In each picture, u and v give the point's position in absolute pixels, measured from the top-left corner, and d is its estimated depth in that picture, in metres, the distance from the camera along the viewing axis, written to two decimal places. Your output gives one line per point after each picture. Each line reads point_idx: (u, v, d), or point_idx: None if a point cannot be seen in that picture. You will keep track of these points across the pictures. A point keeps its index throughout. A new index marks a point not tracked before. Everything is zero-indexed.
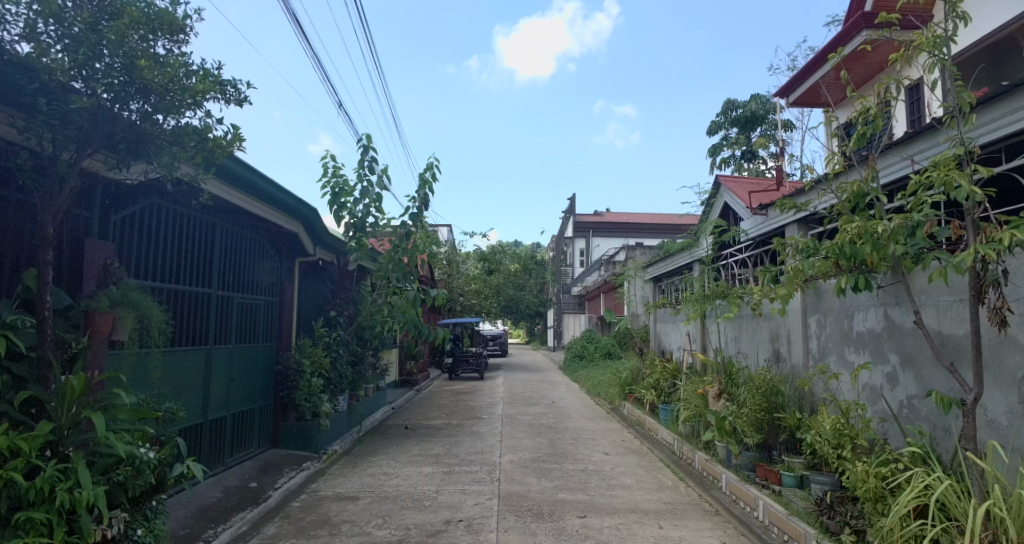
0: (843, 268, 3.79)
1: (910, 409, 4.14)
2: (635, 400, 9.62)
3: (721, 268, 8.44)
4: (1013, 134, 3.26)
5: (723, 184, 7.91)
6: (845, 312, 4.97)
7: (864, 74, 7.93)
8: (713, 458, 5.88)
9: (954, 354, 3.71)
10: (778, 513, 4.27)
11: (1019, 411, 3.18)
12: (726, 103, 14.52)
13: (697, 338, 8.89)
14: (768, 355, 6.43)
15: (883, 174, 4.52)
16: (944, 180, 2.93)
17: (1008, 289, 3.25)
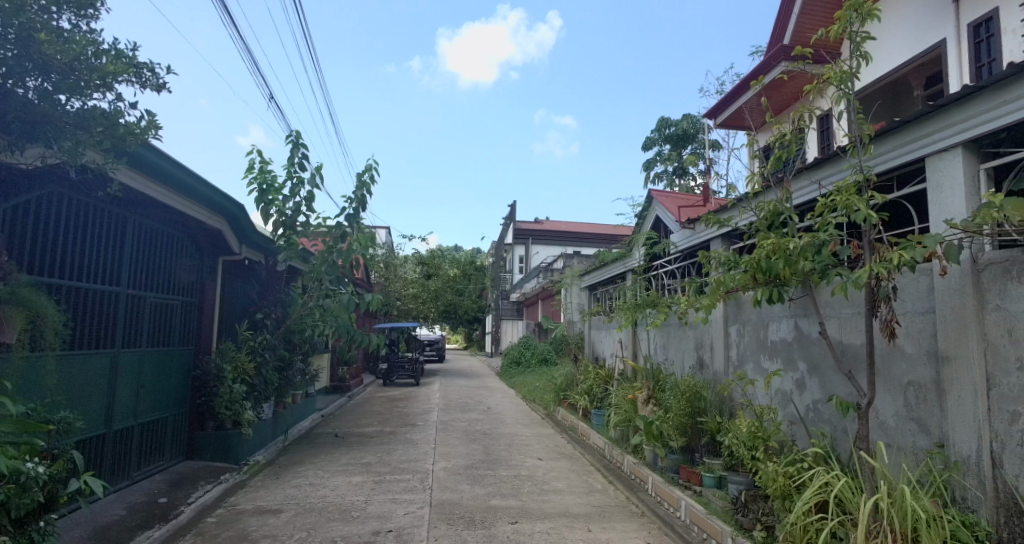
0: (759, 281, 4.08)
1: (815, 412, 4.48)
2: (569, 405, 9.82)
3: (652, 278, 8.79)
4: (905, 163, 3.62)
5: (655, 197, 8.25)
6: (761, 322, 5.32)
7: (781, 102, 8.53)
8: (642, 461, 6.10)
9: (852, 362, 4.07)
10: (698, 512, 4.49)
11: (904, 413, 3.53)
12: (660, 120, 15.18)
13: (629, 345, 9.20)
14: (693, 362, 6.77)
15: (796, 195, 4.88)
16: (846, 203, 3.22)
17: (897, 303, 3.61)
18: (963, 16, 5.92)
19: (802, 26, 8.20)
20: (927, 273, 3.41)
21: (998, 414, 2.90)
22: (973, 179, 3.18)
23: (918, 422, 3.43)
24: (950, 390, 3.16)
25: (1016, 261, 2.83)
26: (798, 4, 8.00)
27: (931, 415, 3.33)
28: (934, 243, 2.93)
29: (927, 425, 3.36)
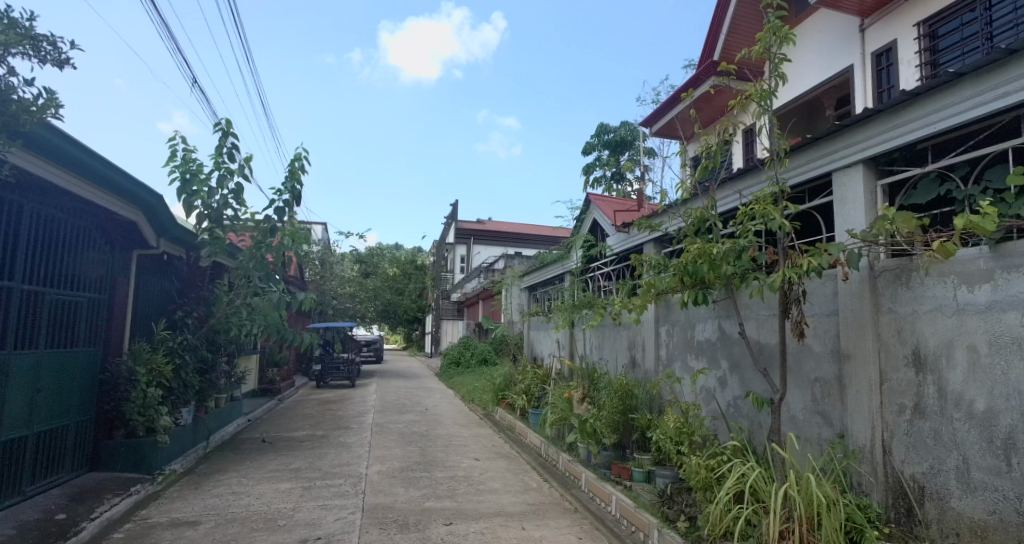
0: (686, 284, 4.29)
1: (735, 408, 4.77)
2: (508, 405, 9.91)
3: (589, 280, 9.01)
4: (815, 177, 3.91)
5: (592, 201, 8.46)
6: (688, 323, 5.60)
7: (710, 115, 9.00)
8: (576, 459, 6.25)
9: (767, 360, 4.36)
10: (628, 506, 4.66)
11: (811, 407, 3.83)
12: (599, 126, 15.60)
13: (565, 345, 9.39)
14: (626, 361, 7.01)
15: (721, 204, 5.16)
16: (763, 212, 3.46)
17: (806, 306, 3.91)
18: (866, 45, 6.47)
19: (729, 44, 8.68)
20: (832, 278, 3.71)
21: (889, 407, 3.21)
22: (871, 194, 3.50)
23: (823, 415, 3.72)
24: (850, 385, 3.45)
25: (905, 269, 3.16)
26: (726, 24, 8.47)
27: (834, 408, 3.64)
28: (838, 251, 3.19)
29: (830, 418, 3.66)
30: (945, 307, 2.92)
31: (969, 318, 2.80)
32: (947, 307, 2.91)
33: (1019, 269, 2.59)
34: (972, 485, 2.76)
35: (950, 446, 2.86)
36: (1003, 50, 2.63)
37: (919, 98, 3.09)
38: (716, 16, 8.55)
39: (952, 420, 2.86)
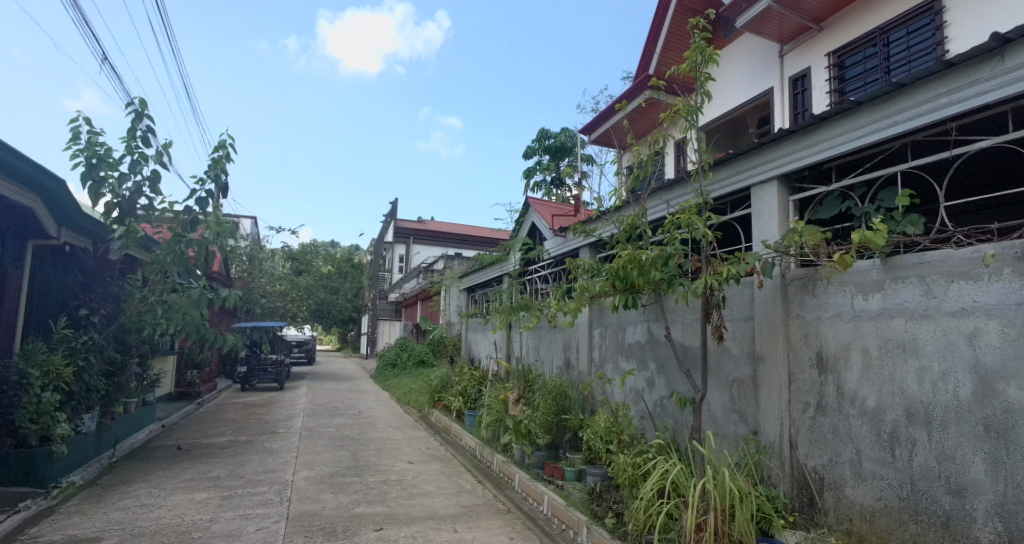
0: (618, 288, 4.46)
1: (661, 407, 5.00)
2: (443, 407, 9.85)
3: (526, 283, 9.13)
4: (735, 190, 4.17)
5: (531, 205, 8.59)
6: (620, 326, 5.81)
7: (643, 127, 9.38)
8: (510, 460, 6.32)
9: (690, 361, 4.61)
10: (559, 505, 4.77)
11: (729, 406, 4.07)
12: (540, 131, 15.83)
13: (502, 346, 9.47)
14: (561, 363, 7.16)
15: (651, 213, 5.39)
16: (688, 222, 3.67)
17: (726, 311, 4.16)
18: (786, 69, 6.96)
19: (664, 59, 9.08)
20: (748, 285, 3.98)
21: (796, 404, 3.49)
22: (784, 208, 3.78)
23: (739, 413, 3.98)
24: (763, 384, 3.71)
25: (811, 278, 3.44)
26: (662, 39, 8.85)
27: (748, 407, 3.90)
28: (754, 260, 3.43)
29: (745, 415, 3.91)
30: (843, 313, 3.21)
31: (863, 323, 3.09)
32: (845, 313, 3.20)
33: (904, 280, 2.90)
34: (862, 475, 3.05)
35: (846, 440, 3.14)
36: (895, 83, 2.93)
37: (824, 123, 3.38)
38: (652, 31, 8.90)
39: (847, 416, 3.14)
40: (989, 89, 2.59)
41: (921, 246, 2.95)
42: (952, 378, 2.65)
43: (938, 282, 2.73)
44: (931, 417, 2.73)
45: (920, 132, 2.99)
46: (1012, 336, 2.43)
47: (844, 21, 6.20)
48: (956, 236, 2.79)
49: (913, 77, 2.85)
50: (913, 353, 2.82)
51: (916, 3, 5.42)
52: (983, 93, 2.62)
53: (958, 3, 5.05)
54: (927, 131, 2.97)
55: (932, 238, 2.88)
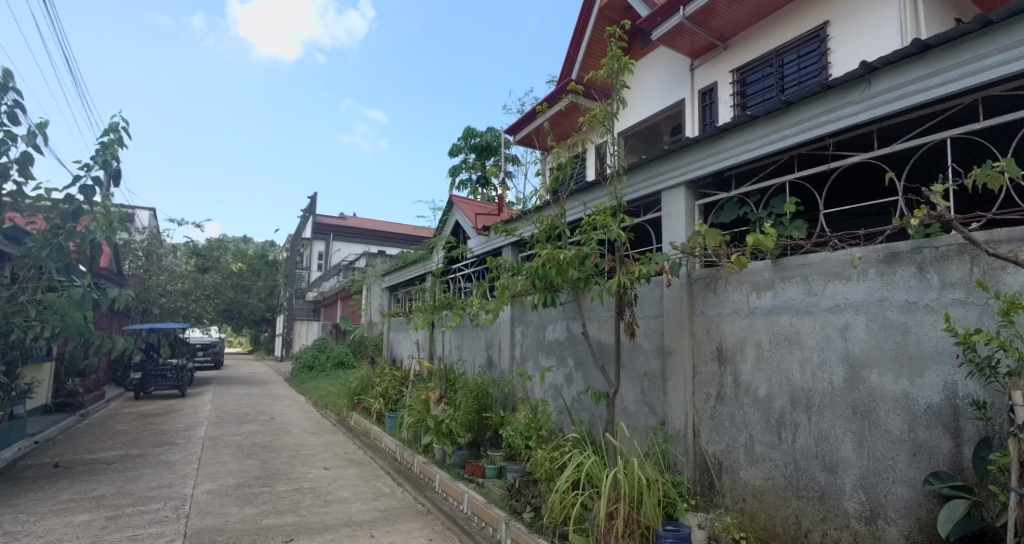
0: (537, 287, 4.57)
1: (578, 402, 5.17)
2: (362, 409, 9.58)
3: (449, 281, 9.09)
4: (647, 195, 4.40)
5: (455, 203, 8.56)
6: (540, 324, 5.94)
7: (564, 131, 9.63)
8: (431, 460, 6.24)
9: (605, 357, 4.81)
10: (478, 503, 4.79)
11: (640, 399, 4.29)
12: (465, 130, 15.79)
13: (425, 346, 9.37)
14: (483, 361, 7.20)
15: (570, 214, 5.55)
16: (603, 222, 3.83)
17: (637, 308, 4.38)
18: (695, 83, 7.43)
19: (586, 65, 9.38)
20: (658, 284, 4.21)
21: (699, 395, 3.74)
22: (690, 212, 4.04)
23: (649, 405, 4.20)
24: (670, 377, 3.95)
25: (713, 278, 3.71)
26: (584, 46, 9.14)
27: (657, 399, 4.12)
28: (663, 260, 3.64)
29: (654, 407, 4.13)
30: (740, 310, 3.49)
31: (756, 319, 3.37)
32: (742, 309, 3.48)
33: (791, 279, 3.20)
34: (754, 459, 3.33)
35: (741, 426, 3.42)
36: (784, 101, 3.22)
37: (725, 135, 3.65)
38: (574, 38, 9.19)
39: (742, 405, 3.42)
40: (860, 111, 2.92)
41: (804, 249, 3.27)
42: (828, 367, 2.96)
43: (818, 281, 3.05)
44: (810, 403, 3.03)
45: (804, 146, 3.31)
46: (876, 329, 2.76)
47: (745, 42, 6.72)
48: (833, 240, 3.11)
49: (798, 95, 3.15)
50: (797, 345, 3.12)
51: (806, 31, 5.99)
52: (854, 113, 2.94)
53: (840, 33, 5.64)
54: (810, 145, 3.29)
55: (813, 241, 3.19)
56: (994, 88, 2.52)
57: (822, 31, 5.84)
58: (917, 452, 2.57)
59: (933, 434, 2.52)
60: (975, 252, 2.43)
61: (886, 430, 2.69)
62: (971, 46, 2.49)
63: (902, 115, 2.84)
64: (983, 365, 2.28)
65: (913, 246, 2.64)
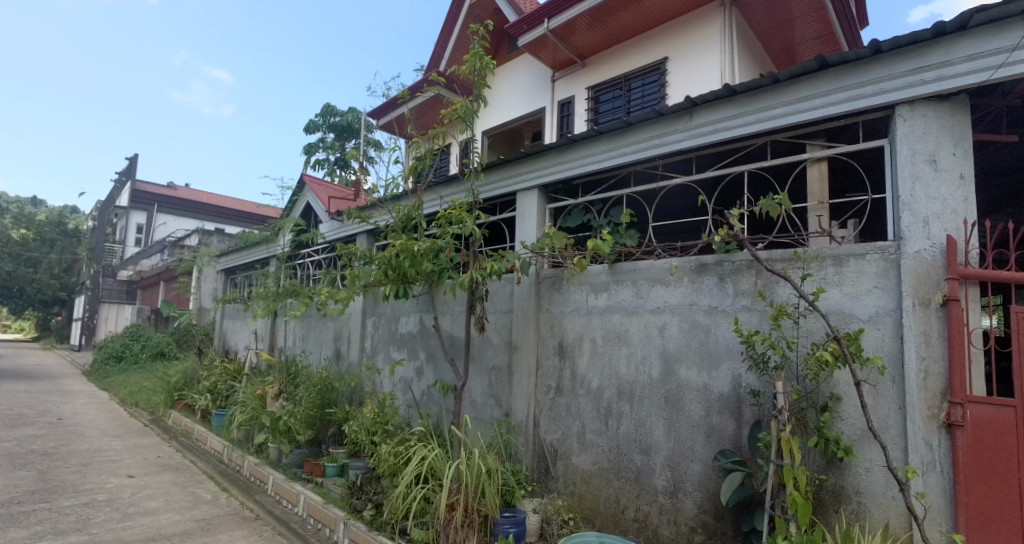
0: (390, 278, 4.49)
1: (427, 395, 5.21)
2: (185, 407, 8.57)
3: (296, 267, 8.51)
4: (502, 194, 4.58)
5: (306, 183, 8.04)
6: (393, 316, 5.86)
7: (426, 122, 9.56)
8: (263, 461, 5.81)
9: (455, 351, 4.91)
10: (315, 504, 4.57)
11: (486, 392, 4.45)
12: (325, 106, 14.84)
13: (265, 336, 8.69)
14: (330, 353, 6.89)
15: (427, 207, 5.56)
16: (458, 217, 3.89)
17: (489, 304, 4.54)
18: (555, 95, 7.86)
19: (454, 59, 9.41)
20: (508, 281, 4.41)
21: (542, 387, 4.00)
22: (541, 214, 4.29)
23: (495, 397, 4.37)
24: (515, 371, 4.16)
25: (559, 278, 3.99)
26: (453, 40, 9.18)
27: (502, 392, 4.30)
28: (513, 258, 3.82)
29: (499, 400, 4.31)
30: (580, 308, 3.81)
31: (593, 317, 3.71)
32: (581, 308, 3.80)
33: (623, 283, 3.57)
34: (584, 445, 3.66)
35: (575, 416, 3.74)
36: (624, 122, 3.58)
37: (575, 145, 3.94)
38: (444, 32, 9.20)
39: (577, 396, 3.74)
40: (683, 139, 3.36)
41: (635, 256, 3.66)
42: (648, 361, 3.36)
43: (645, 285, 3.44)
44: (633, 393, 3.41)
45: (639, 164, 3.71)
46: (686, 328, 3.20)
47: (600, 62, 7.28)
48: (658, 249, 3.53)
49: (637, 119, 3.52)
50: (625, 342, 3.50)
51: (650, 62, 6.67)
52: (680, 141, 3.38)
53: (676, 69, 6.37)
54: (643, 164, 3.70)
55: (642, 250, 3.60)
56: (779, 134, 3.06)
57: (662, 65, 6.55)
58: (710, 434, 3.04)
59: (722, 418, 3.00)
60: (759, 268, 2.95)
61: (689, 416, 3.13)
62: (767, 97, 3.00)
63: (715, 147, 3.32)
64: (758, 360, 2.78)
65: (716, 258, 3.11)
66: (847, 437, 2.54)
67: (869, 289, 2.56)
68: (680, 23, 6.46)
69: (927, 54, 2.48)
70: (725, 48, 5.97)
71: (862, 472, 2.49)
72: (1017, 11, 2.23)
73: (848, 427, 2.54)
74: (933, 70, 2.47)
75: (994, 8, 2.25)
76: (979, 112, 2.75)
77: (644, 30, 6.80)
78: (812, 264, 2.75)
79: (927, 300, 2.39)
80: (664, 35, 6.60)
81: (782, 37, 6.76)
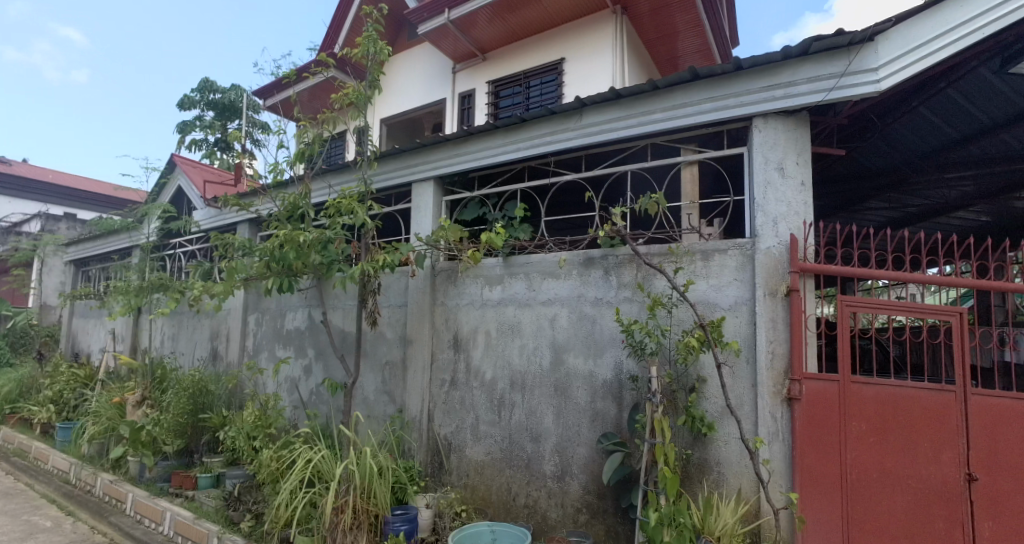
0: (273, 270, 4.21)
1: (316, 395, 4.98)
2: (19, 420, 7.41)
3: (165, 259, 7.71)
4: (396, 184, 4.49)
5: (177, 164, 7.29)
6: (278, 311, 5.51)
7: (316, 106, 9.09)
8: (121, 478, 5.20)
9: (346, 347, 4.74)
10: (184, 520, 4.17)
11: (379, 388, 4.34)
12: (202, 81, 13.52)
13: (126, 336, 7.77)
14: (206, 353, 6.33)
15: (315, 195, 5.29)
16: (349, 207, 3.74)
17: (382, 298, 4.43)
18: (454, 87, 7.81)
19: (349, 43, 9.04)
20: (403, 275, 4.34)
21: (437, 381, 3.99)
22: (437, 205, 4.26)
23: (388, 393, 4.28)
24: (409, 366, 4.11)
25: (454, 271, 4.00)
26: (347, 23, 8.80)
27: (396, 388, 4.22)
28: (407, 251, 3.76)
29: (393, 396, 4.23)
30: (474, 301, 3.85)
31: (487, 310, 3.76)
32: (476, 301, 3.84)
33: (516, 275, 3.65)
34: (478, 436, 3.71)
35: (469, 408, 3.77)
36: (518, 117, 3.66)
37: (471, 138, 3.95)
38: (337, 13, 8.78)
39: (471, 388, 3.78)
40: (574, 137, 3.50)
41: (527, 249, 3.76)
42: (539, 351, 3.47)
43: (536, 278, 3.55)
44: (524, 382, 3.52)
45: (532, 159, 3.81)
46: (574, 319, 3.35)
47: (499, 58, 7.37)
48: (549, 243, 3.66)
49: (530, 115, 3.60)
50: (517, 333, 3.59)
51: (547, 61, 6.86)
52: (570, 139, 3.52)
53: (572, 70, 6.63)
54: (536, 159, 3.81)
55: (534, 243, 3.71)
56: (658, 137, 3.30)
57: (560, 65, 6.77)
58: (594, 418, 3.22)
59: (606, 403, 3.18)
60: (639, 262, 3.16)
61: (576, 403, 3.29)
62: (647, 103, 3.22)
63: (602, 146, 3.51)
64: (636, 347, 2.99)
65: (601, 252, 3.29)
66: (710, 414, 2.82)
67: (730, 281, 2.85)
68: (575, 26, 6.71)
69: (777, 73, 2.81)
70: (616, 53, 6.29)
71: (722, 444, 2.78)
72: (845, 42, 2.60)
73: (711, 405, 2.82)
74: (781, 88, 2.80)
75: (828, 38, 2.61)
76: (818, 128, 3.17)
77: (541, 31, 6.98)
78: (684, 258, 3.00)
79: (775, 290, 2.72)
80: (560, 37, 6.83)
81: (666, 48, 7.29)
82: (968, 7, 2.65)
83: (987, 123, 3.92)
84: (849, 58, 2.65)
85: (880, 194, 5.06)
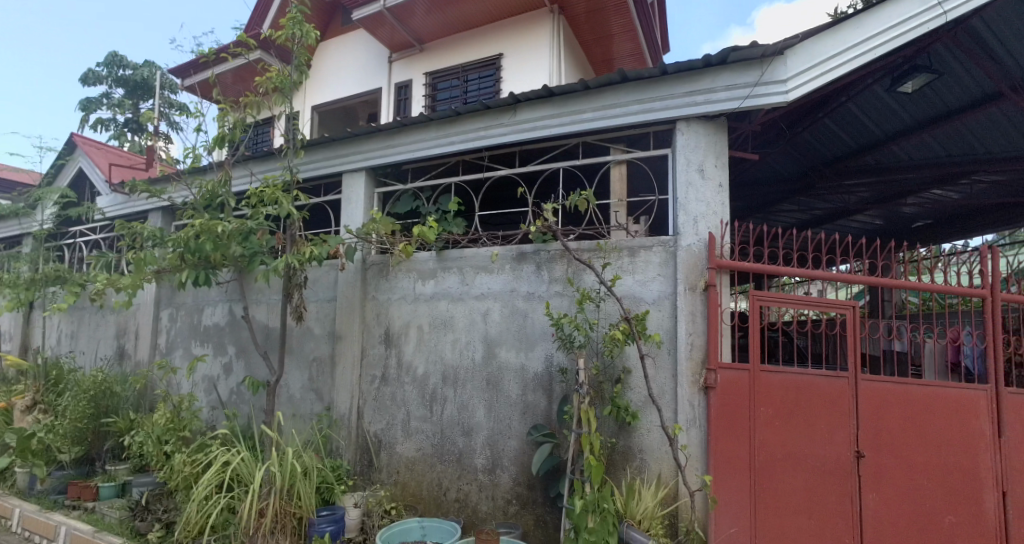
0: (188, 262, 3.96)
1: (236, 394, 4.73)
2: None
3: (63, 249, 7.03)
4: (325, 175, 4.34)
5: (78, 144, 6.66)
6: (195, 306, 5.19)
7: (238, 89, 8.60)
8: (7, 491, 4.71)
9: (269, 344, 4.54)
10: (82, 534, 3.84)
11: (305, 386, 4.19)
12: (109, 56, 12.41)
13: (15, 334, 7.03)
14: (111, 352, 5.85)
15: (236, 183, 5.01)
16: (273, 197, 3.57)
17: (309, 292, 4.28)
18: (389, 77, 7.63)
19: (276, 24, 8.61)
20: (331, 268, 4.20)
21: (367, 377, 3.90)
22: (368, 197, 4.15)
23: (315, 391, 4.14)
24: (338, 362, 3.99)
25: (386, 264, 3.92)
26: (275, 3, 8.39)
27: (324, 384, 4.09)
28: (335, 243, 3.65)
29: (320, 393, 4.09)
30: (406, 296, 3.79)
31: (419, 305, 3.72)
32: (408, 295, 3.79)
33: (449, 269, 3.64)
34: (408, 432, 3.67)
35: (400, 404, 3.72)
36: (452, 111, 3.63)
37: (404, 129, 3.89)
38: None
39: (402, 383, 3.73)
40: (507, 132, 3.52)
41: (461, 244, 3.75)
42: (472, 345, 3.48)
43: (470, 272, 3.55)
44: (456, 376, 3.51)
45: (466, 153, 3.80)
46: (506, 313, 3.38)
47: (435, 50, 7.29)
48: (482, 238, 3.67)
49: (464, 109, 3.59)
50: (450, 328, 3.58)
51: (484, 56, 6.86)
52: (503, 134, 3.54)
53: (508, 66, 6.66)
54: (470, 153, 3.80)
55: (467, 238, 3.70)
56: (589, 136, 3.38)
57: (497, 60, 6.78)
58: (525, 411, 3.26)
59: (536, 395, 3.24)
60: (570, 257, 3.24)
61: (508, 396, 3.33)
62: (578, 101, 3.29)
63: (535, 142, 3.55)
64: (566, 341, 3.06)
65: (533, 247, 3.34)
66: (634, 404, 2.94)
67: (654, 277, 2.98)
68: (513, 23, 6.75)
69: (699, 79, 2.95)
70: (553, 52, 6.38)
71: (645, 432, 2.91)
72: (758, 54, 2.77)
73: (635, 395, 2.94)
74: (702, 94, 2.95)
75: (744, 49, 2.77)
76: (735, 133, 3.36)
77: (478, 25, 6.96)
78: (612, 254, 3.10)
79: (694, 285, 2.88)
80: (497, 32, 6.84)
81: (600, 50, 7.48)
82: (865, 28, 2.91)
83: (880, 136, 4.34)
84: (762, 69, 2.83)
85: (790, 198, 5.45)
